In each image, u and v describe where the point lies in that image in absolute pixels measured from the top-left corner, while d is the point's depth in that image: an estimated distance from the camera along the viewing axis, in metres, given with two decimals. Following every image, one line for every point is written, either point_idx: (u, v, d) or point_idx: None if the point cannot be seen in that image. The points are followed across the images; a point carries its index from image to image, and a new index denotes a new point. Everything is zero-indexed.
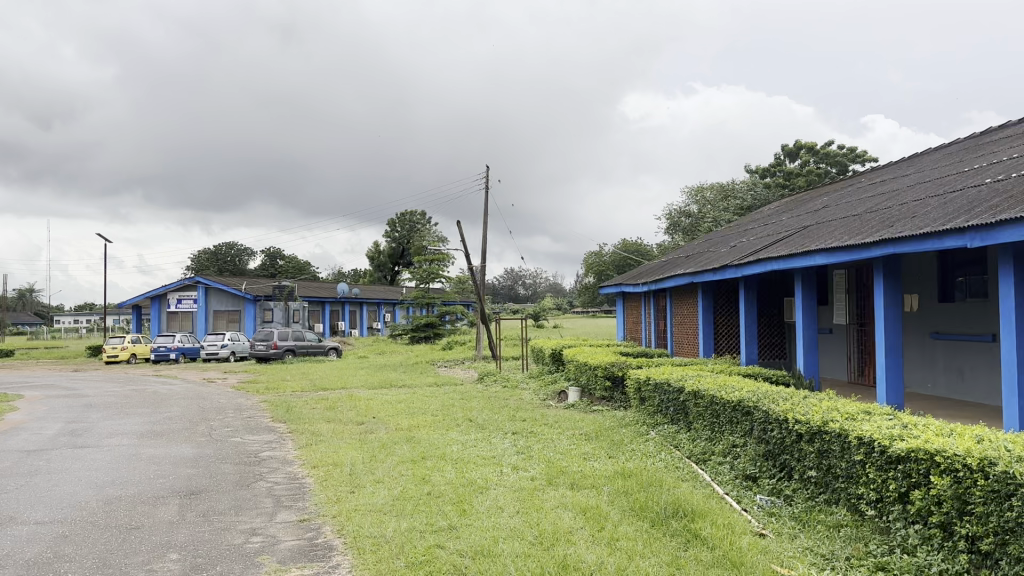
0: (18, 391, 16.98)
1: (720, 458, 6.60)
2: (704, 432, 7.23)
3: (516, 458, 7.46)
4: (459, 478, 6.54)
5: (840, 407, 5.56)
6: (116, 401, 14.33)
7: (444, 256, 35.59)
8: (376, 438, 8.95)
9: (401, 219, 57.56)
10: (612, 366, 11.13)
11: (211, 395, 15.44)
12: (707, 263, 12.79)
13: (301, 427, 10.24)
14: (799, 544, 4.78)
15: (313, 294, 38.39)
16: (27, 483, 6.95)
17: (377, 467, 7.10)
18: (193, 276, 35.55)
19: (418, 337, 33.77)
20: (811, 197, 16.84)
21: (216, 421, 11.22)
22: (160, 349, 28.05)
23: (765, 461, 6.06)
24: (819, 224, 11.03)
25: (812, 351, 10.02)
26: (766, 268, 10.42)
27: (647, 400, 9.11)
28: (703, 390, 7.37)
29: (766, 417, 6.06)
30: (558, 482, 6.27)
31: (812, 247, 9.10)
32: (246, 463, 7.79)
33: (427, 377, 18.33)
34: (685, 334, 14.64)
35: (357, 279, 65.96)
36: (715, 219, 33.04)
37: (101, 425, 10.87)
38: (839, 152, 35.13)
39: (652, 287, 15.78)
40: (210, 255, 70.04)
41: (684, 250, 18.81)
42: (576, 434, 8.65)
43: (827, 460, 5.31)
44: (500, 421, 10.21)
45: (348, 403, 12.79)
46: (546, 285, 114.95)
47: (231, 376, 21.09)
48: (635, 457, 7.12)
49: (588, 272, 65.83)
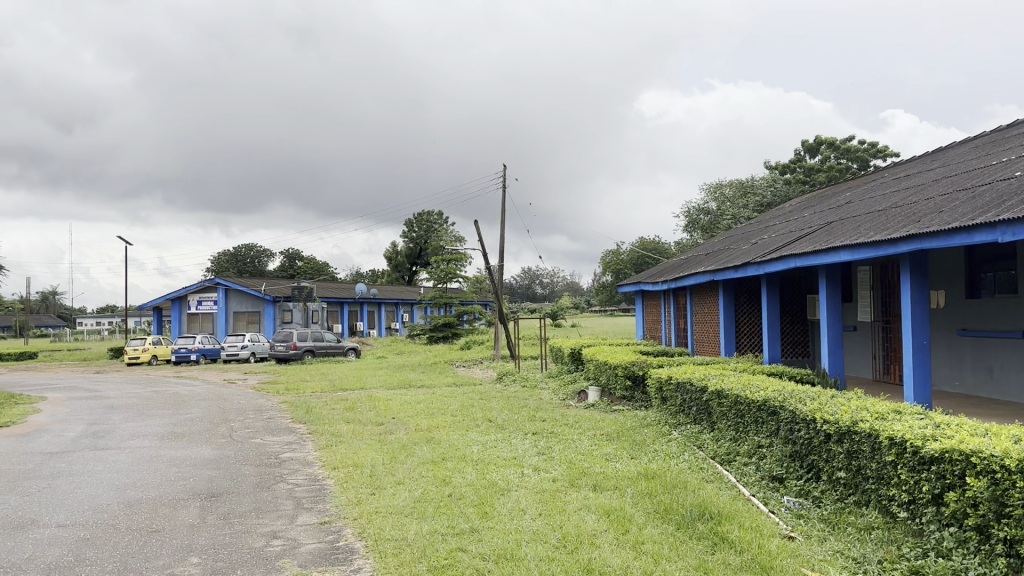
0: (41, 393, 17.11)
1: (745, 459, 6.49)
2: (728, 432, 7.12)
3: (537, 459, 7.39)
4: (481, 479, 6.47)
5: (870, 406, 5.43)
6: (137, 403, 14.40)
7: (461, 255, 35.56)
8: (395, 439, 8.91)
9: (419, 219, 57.61)
10: (632, 365, 11.02)
11: (231, 396, 15.48)
12: (728, 261, 12.64)
13: (321, 428, 10.20)
14: (829, 547, 4.67)
15: (332, 295, 38.50)
16: (49, 485, 6.97)
17: (397, 468, 7.05)
18: (213, 278, 35.77)
19: (436, 337, 33.76)
20: (833, 192, 16.62)
21: (237, 423, 11.23)
22: (181, 350, 28.22)
23: (792, 462, 5.94)
24: (843, 220, 10.86)
25: (837, 349, 9.86)
26: (788, 264, 10.27)
27: (669, 400, 9.00)
28: (727, 389, 7.26)
29: (793, 416, 5.94)
30: (580, 484, 6.19)
31: (837, 243, 8.96)
32: (266, 465, 7.76)
33: (445, 377, 18.28)
34: (706, 333, 14.51)
35: (375, 279, 66.14)
36: (734, 216, 32.76)
37: (123, 427, 10.91)
38: (860, 147, 34.73)
39: (671, 285, 15.64)
40: (230, 257, 70.50)
41: (704, 248, 18.63)
42: (597, 435, 8.56)
43: (856, 461, 5.19)
44: (520, 421, 10.13)
45: (367, 404, 12.75)
46: (564, 284, 114.70)
47: (251, 377, 21.19)
48: (658, 457, 7.03)
49: (606, 271, 65.60)
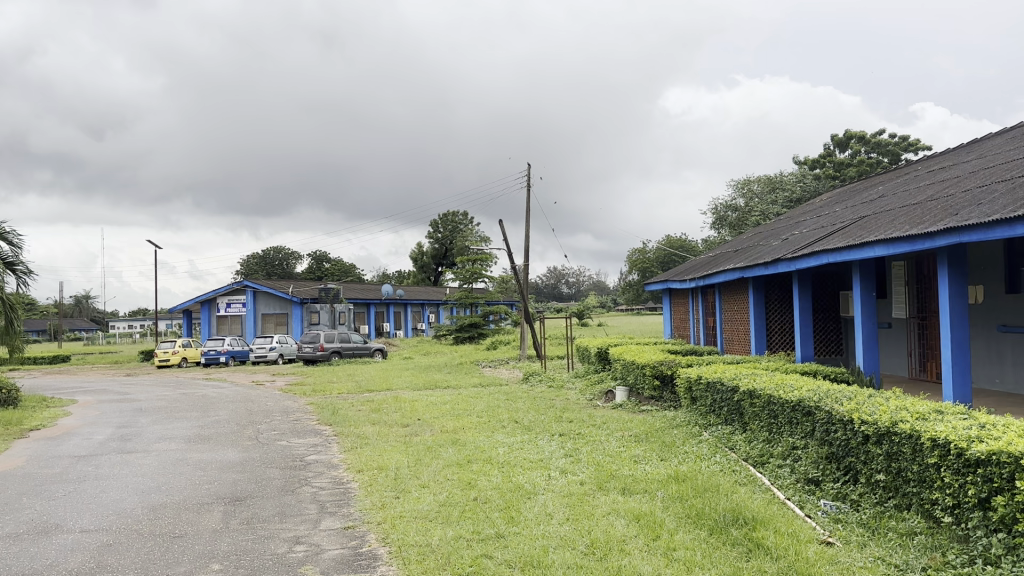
0: (72, 396, 17.29)
1: (779, 462, 6.30)
2: (761, 433, 6.93)
3: (564, 461, 7.25)
4: (507, 482, 6.35)
5: (910, 406, 5.22)
6: (166, 405, 14.47)
7: (487, 255, 35.48)
8: (421, 441, 8.81)
9: (444, 220, 57.71)
10: (661, 364, 10.84)
11: (259, 398, 15.52)
12: (758, 258, 12.41)
13: (347, 430, 10.13)
14: (869, 554, 4.47)
15: (358, 296, 38.62)
16: (75, 489, 6.96)
17: (423, 471, 6.95)
18: (241, 281, 36.06)
19: (463, 337, 33.71)
20: (865, 186, 16.30)
21: (263, 425, 11.21)
22: (210, 352, 28.45)
23: (829, 464, 5.74)
24: (876, 214, 10.59)
25: (872, 347, 9.60)
26: (821, 260, 10.03)
27: (699, 400, 8.81)
28: (759, 389, 7.06)
29: (829, 417, 5.74)
30: (609, 488, 6.04)
31: (871, 238, 8.71)
32: (291, 468, 7.70)
33: (472, 378, 18.19)
34: (735, 331, 14.28)
35: (401, 280, 66.35)
36: (762, 212, 32.32)
37: (151, 430, 10.94)
38: (891, 141, 34.13)
39: (699, 283, 15.41)
40: (258, 259, 71.15)
41: (733, 245, 18.37)
42: (625, 436, 8.40)
43: (896, 463, 4.97)
44: (547, 422, 9.98)
45: (393, 405, 12.68)
46: (590, 284, 114.26)
47: (279, 379, 21.25)
48: (689, 460, 6.85)
49: (632, 269, 65.24)
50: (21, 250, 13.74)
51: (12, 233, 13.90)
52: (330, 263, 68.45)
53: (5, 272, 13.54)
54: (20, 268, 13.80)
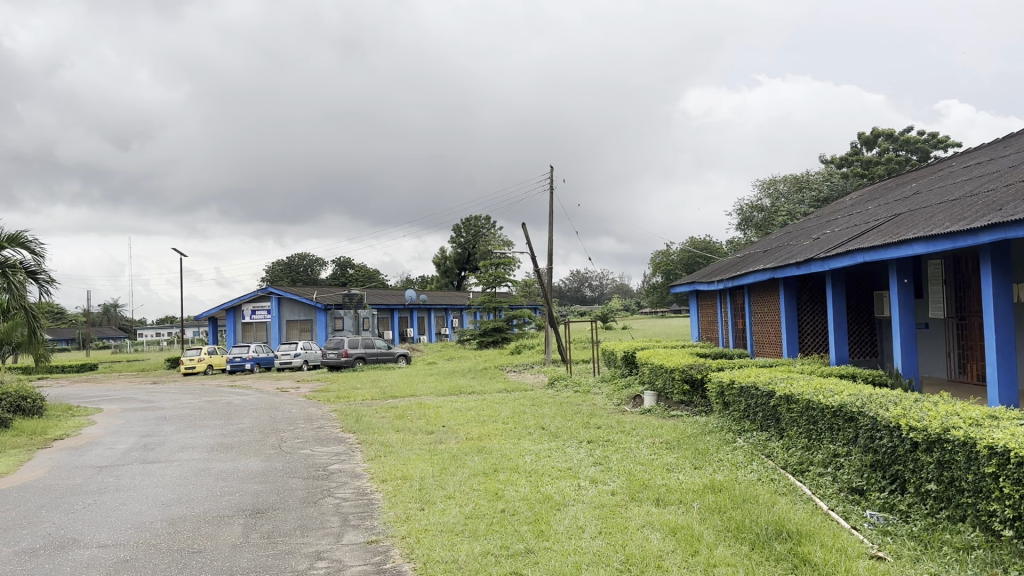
0: (98, 404, 17.31)
1: (821, 471, 6.01)
2: (799, 440, 6.66)
3: (594, 469, 7.01)
4: (535, 493, 6.13)
5: (962, 411, 4.90)
6: (190, 413, 14.41)
7: (509, 259, 35.33)
8: (445, 449, 8.61)
9: (466, 224, 57.41)
10: (690, 368, 10.57)
11: (283, 405, 15.43)
12: (789, 258, 12.09)
13: (371, 437, 9.96)
14: (922, 570, 4.17)
15: (382, 302, 38.61)
16: (94, 502, 6.84)
17: (448, 481, 6.74)
18: (265, 288, 36.20)
19: (486, 342, 33.51)
20: (898, 183, 15.90)
21: (287, 432, 11.08)
22: (235, 359, 28.51)
23: (874, 473, 5.44)
24: (913, 211, 10.24)
25: (910, 349, 9.27)
26: (856, 260, 9.70)
27: (732, 405, 8.54)
28: (797, 394, 6.79)
29: (874, 423, 5.45)
30: (642, 499, 5.79)
31: (909, 235, 8.38)
32: (314, 477, 7.53)
33: (496, 383, 17.97)
34: (766, 333, 13.97)
35: (425, 285, 66.37)
36: (789, 212, 31.82)
37: (174, 439, 10.86)
38: (920, 138, 33.54)
39: (728, 284, 15.11)
40: (284, 266, 71.64)
41: (761, 245, 18.02)
42: (656, 443, 8.14)
43: (948, 472, 4.64)
44: (574, 429, 9.76)
45: (417, 412, 12.51)
46: (614, 287, 113.58)
47: (303, 385, 21.21)
48: (724, 468, 6.58)
49: (655, 272, 64.76)
50: (44, 259, 13.75)
51: (35, 243, 13.93)
52: (353, 269, 68.67)
53: (29, 281, 13.56)
54: (43, 277, 13.82)
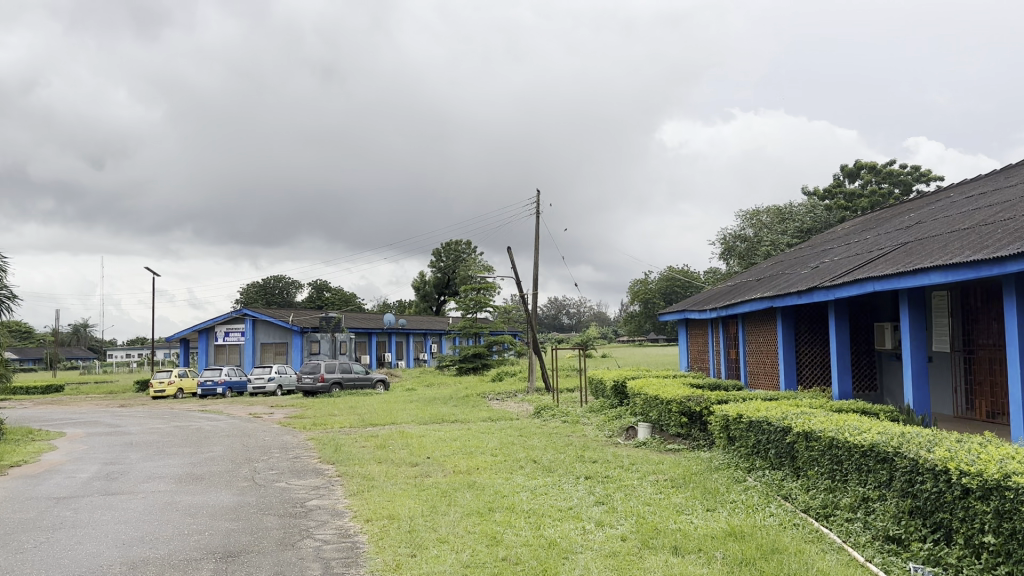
0: (61, 429, 16.42)
1: (850, 517, 5.53)
2: (821, 481, 6.18)
3: (597, 509, 6.46)
4: (536, 537, 5.59)
5: (1019, 455, 4.46)
6: (158, 440, 13.62)
7: (490, 284, 34.81)
8: (433, 483, 8.03)
9: (447, 249, 56.91)
10: (688, 401, 10.07)
11: (257, 432, 14.71)
12: (788, 286, 11.71)
13: (352, 469, 9.34)
14: None
15: (359, 327, 37.86)
16: (47, 540, 6.17)
17: (440, 522, 6.15)
18: (240, 309, 35.37)
19: (466, 368, 32.86)
20: (893, 213, 15.67)
21: (262, 463, 10.40)
22: (206, 383, 27.61)
23: (911, 519, 4.97)
24: (922, 240, 9.92)
25: (921, 384, 8.90)
26: (863, 289, 9.34)
27: (739, 440, 8.05)
28: (818, 430, 6.32)
29: (914, 465, 5.00)
30: (657, 546, 5.24)
31: (926, 264, 8.03)
32: (291, 515, 6.89)
33: (479, 411, 17.34)
34: (761, 364, 13.55)
35: (404, 310, 65.75)
36: (773, 243, 31.57)
37: (139, 468, 10.14)
38: (903, 171, 33.68)
39: (720, 313, 14.68)
40: (260, 289, 70.67)
41: (752, 274, 17.67)
42: (660, 480, 7.61)
43: (1009, 523, 4.15)
44: (568, 462, 9.21)
45: (399, 441, 11.87)
46: (592, 315, 113.34)
47: (278, 411, 20.42)
48: (739, 512, 6.08)
49: (633, 301, 64.58)
50: (6, 275, 13.04)
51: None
52: (330, 292, 67.77)
53: None
54: (4, 293, 13.08)
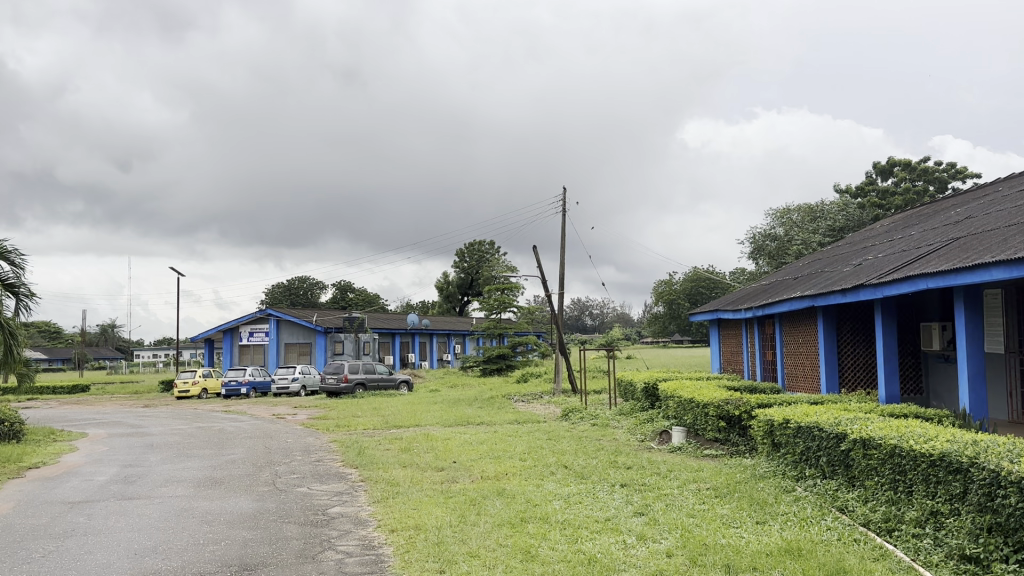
0: (83, 429, 16.23)
1: (917, 532, 5.06)
2: (882, 492, 5.72)
3: (638, 521, 6.03)
4: (574, 552, 5.15)
5: None
6: (179, 441, 13.36)
7: (514, 285, 34.41)
8: (461, 490, 7.63)
9: (470, 249, 56.65)
10: (727, 404, 9.59)
11: (280, 433, 14.45)
12: (830, 284, 11.18)
13: (376, 474, 8.99)
14: None
15: (383, 327, 37.65)
16: (57, 549, 5.85)
17: (470, 534, 5.76)
18: (265, 309, 35.30)
19: (490, 369, 32.46)
20: (935, 209, 15.09)
21: (283, 466, 10.09)
22: (230, 383, 27.47)
23: (991, 536, 4.50)
24: (977, 234, 9.38)
25: (978, 387, 8.36)
26: (915, 287, 8.80)
27: (786, 447, 7.58)
28: (878, 438, 5.88)
29: (995, 477, 4.54)
30: (708, 564, 4.79)
31: (989, 259, 7.50)
32: (312, 523, 6.54)
33: (505, 413, 16.94)
34: (800, 366, 13.04)
35: (427, 310, 65.63)
36: (804, 242, 30.85)
37: (159, 471, 9.86)
38: (938, 168, 32.86)
39: (756, 313, 14.17)
40: (284, 290, 70.93)
41: (786, 273, 17.15)
42: (702, 489, 7.16)
43: None
44: (602, 468, 8.79)
45: (424, 444, 11.50)
46: (615, 316, 112.60)
47: (301, 412, 20.17)
48: (792, 526, 5.63)
49: (657, 302, 63.92)
50: (24, 271, 12.81)
51: (14, 254, 13.01)
52: (354, 293, 67.76)
53: (6, 295, 12.59)
54: (22, 290, 12.85)
